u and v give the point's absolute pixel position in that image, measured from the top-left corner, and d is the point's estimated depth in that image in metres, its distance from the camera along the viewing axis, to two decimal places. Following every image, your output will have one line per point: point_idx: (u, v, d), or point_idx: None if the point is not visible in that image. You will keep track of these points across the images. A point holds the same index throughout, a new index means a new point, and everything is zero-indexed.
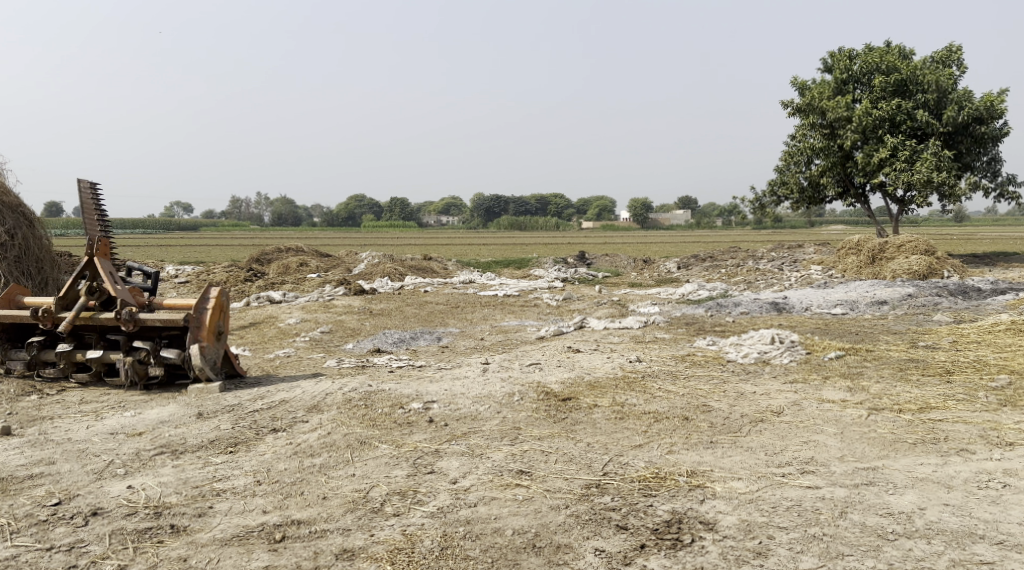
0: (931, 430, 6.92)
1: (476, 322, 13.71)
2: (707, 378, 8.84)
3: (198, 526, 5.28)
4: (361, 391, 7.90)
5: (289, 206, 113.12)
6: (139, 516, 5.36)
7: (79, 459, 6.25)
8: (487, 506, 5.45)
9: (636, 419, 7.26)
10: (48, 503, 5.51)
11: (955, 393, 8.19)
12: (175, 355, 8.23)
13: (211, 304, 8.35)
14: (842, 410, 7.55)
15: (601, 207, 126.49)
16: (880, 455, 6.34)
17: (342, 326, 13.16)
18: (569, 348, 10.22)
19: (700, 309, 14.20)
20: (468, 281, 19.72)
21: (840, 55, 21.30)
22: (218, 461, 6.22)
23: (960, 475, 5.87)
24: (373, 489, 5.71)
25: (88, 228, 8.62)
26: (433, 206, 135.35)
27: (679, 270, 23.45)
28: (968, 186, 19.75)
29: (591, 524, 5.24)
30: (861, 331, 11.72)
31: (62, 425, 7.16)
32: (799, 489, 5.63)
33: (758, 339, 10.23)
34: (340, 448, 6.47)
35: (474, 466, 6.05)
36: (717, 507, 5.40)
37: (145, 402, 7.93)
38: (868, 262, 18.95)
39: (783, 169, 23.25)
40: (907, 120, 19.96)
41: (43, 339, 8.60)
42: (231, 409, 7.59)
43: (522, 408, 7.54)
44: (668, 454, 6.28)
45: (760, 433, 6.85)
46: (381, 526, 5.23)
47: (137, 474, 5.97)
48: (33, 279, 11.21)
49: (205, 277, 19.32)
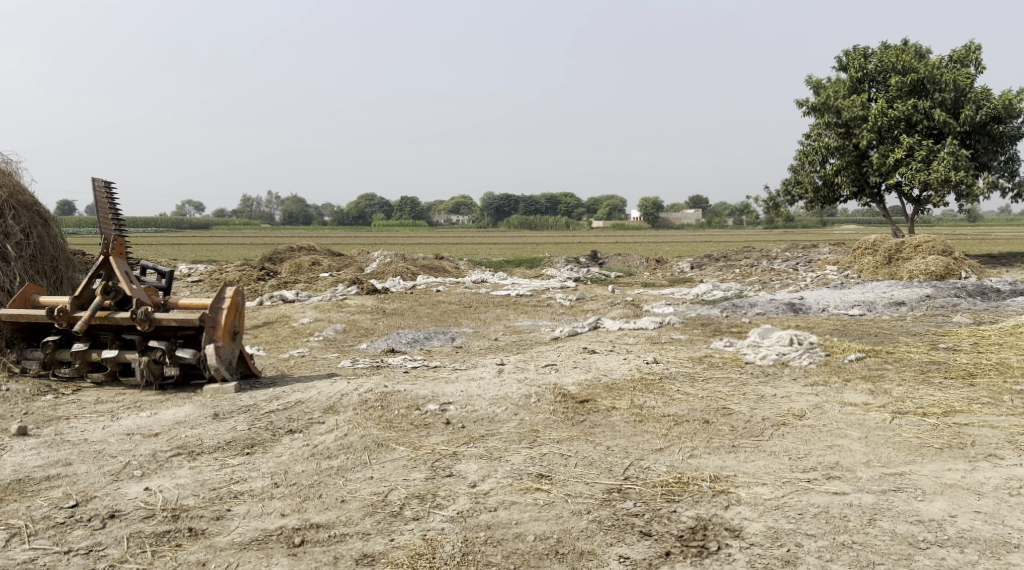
0: (957, 435, 6.81)
1: (490, 323, 13.62)
2: (726, 381, 8.73)
3: (216, 529, 5.21)
4: (377, 392, 7.83)
5: (300, 205, 113.11)
6: (156, 519, 5.30)
7: (95, 460, 6.20)
8: (508, 511, 5.37)
9: (655, 421, 7.17)
10: (65, 505, 5.46)
11: (978, 396, 8.07)
12: (190, 356, 8.19)
13: (226, 304, 8.29)
14: (864, 414, 7.43)
15: (612, 207, 126.26)
16: (906, 460, 6.23)
17: (355, 326, 13.11)
18: (585, 349, 10.13)
19: (715, 310, 14.08)
20: (481, 281, 19.65)
21: (855, 54, 21.14)
22: (235, 463, 6.15)
23: (990, 481, 5.75)
24: (391, 493, 5.64)
25: (102, 228, 8.58)
26: (442, 205, 134.94)
27: (692, 271, 23.29)
28: (985, 186, 19.55)
29: (614, 530, 5.15)
30: (880, 333, 11.59)
31: (78, 426, 7.12)
32: (825, 495, 5.53)
33: (776, 341, 10.11)
34: (357, 450, 6.40)
35: (493, 470, 5.96)
36: (743, 513, 5.30)
37: (160, 403, 7.88)
38: (884, 262, 18.78)
39: (797, 169, 23.09)
40: (924, 120, 19.79)
41: (58, 339, 8.57)
42: (246, 409, 7.53)
43: (539, 410, 7.45)
44: (690, 458, 6.19)
45: (783, 437, 6.75)
46: (400, 531, 5.16)
47: (154, 476, 5.91)
48: (47, 278, 11.17)
49: (217, 276, 19.31)
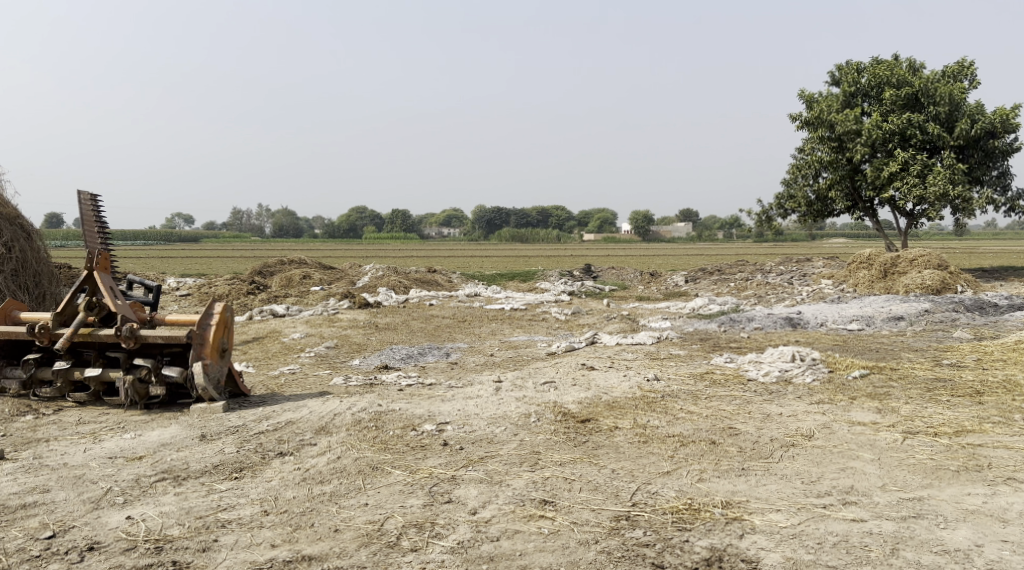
0: (973, 456, 6.58)
1: (484, 337, 13.35)
2: (729, 399, 8.46)
3: (201, 562, 4.93)
4: (371, 411, 7.54)
5: (291, 217, 112.48)
6: (138, 551, 5.01)
7: (75, 487, 5.89)
8: (511, 541, 5.10)
9: (660, 442, 6.90)
10: (41, 537, 5.16)
11: (989, 415, 7.83)
12: (177, 373, 7.88)
13: (215, 320, 7.98)
14: (875, 434, 7.18)
15: (604, 220, 126.82)
16: (924, 484, 5.99)
17: (347, 341, 12.81)
18: (584, 365, 9.85)
19: (712, 325, 13.82)
20: (474, 294, 19.38)
21: (848, 69, 21.03)
22: (223, 489, 5.86)
23: (1014, 507, 5.52)
24: (388, 521, 5.36)
25: (89, 241, 8.31)
26: (433, 218, 134.96)
27: (686, 285, 23.05)
28: (982, 200, 19.40)
29: (624, 562, 4.89)
30: (881, 348, 11.36)
31: (59, 449, 6.81)
32: (843, 523, 5.28)
33: (778, 357, 9.89)
34: (351, 474, 6.11)
35: (494, 496, 5.69)
36: (759, 543, 5.05)
37: (146, 424, 7.58)
38: (880, 277, 18.58)
39: (790, 183, 22.95)
40: (918, 134, 19.65)
41: (39, 357, 8.25)
42: (235, 430, 7.24)
43: (540, 430, 7.18)
44: (698, 483, 5.93)
45: (793, 459, 6.50)
46: (398, 564, 4.88)
47: (137, 503, 5.61)
48: (29, 293, 10.87)
49: (207, 290, 19.00)
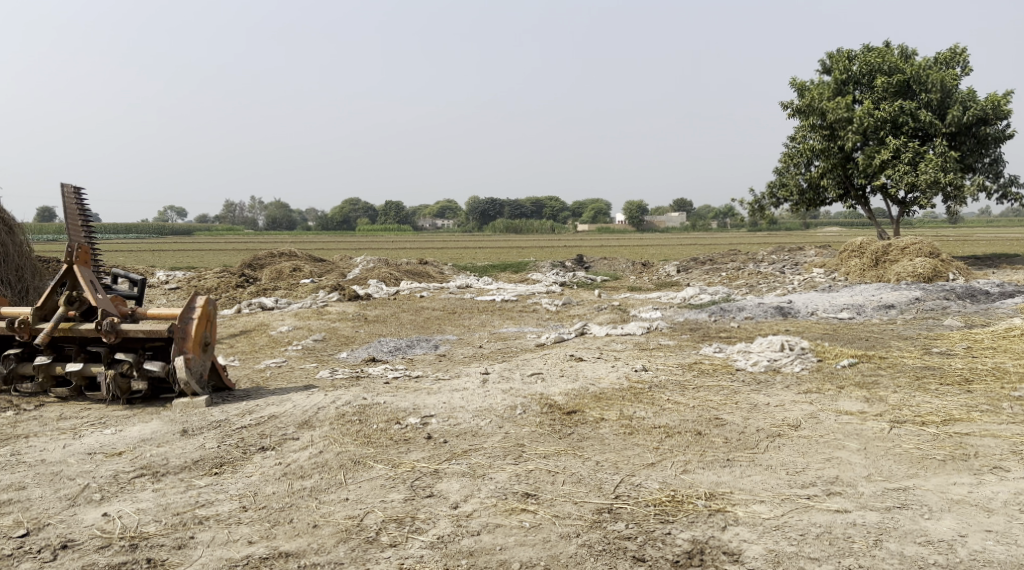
0: (959, 446, 6.54)
1: (474, 329, 13.28)
2: (717, 389, 8.41)
3: (177, 560, 4.87)
4: (355, 405, 7.47)
5: (284, 209, 112.13)
6: (112, 549, 4.95)
7: (52, 484, 5.82)
8: (492, 535, 5.05)
9: (646, 434, 6.85)
10: (14, 535, 5.09)
11: (976, 404, 7.78)
12: (159, 368, 7.77)
13: (197, 314, 7.91)
14: (861, 423, 7.14)
15: (598, 210, 126.77)
16: (909, 473, 5.95)
17: (336, 334, 12.73)
18: (572, 356, 9.79)
19: (703, 314, 13.77)
20: (466, 285, 19.30)
21: (840, 56, 20.94)
22: (202, 485, 5.80)
23: (999, 496, 5.48)
24: (367, 516, 5.30)
25: (69, 234, 8.23)
26: (427, 210, 134.80)
27: (678, 274, 23.01)
28: (973, 187, 19.36)
29: (605, 555, 4.85)
30: (870, 337, 11.32)
31: (37, 445, 6.74)
32: (827, 513, 5.24)
33: (767, 347, 9.84)
34: (332, 469, 6.05)
35: (476, 489, 5.63)
36: (741, 535, 5.01)
37: (127, 419, 7.50)
38: (871, 265, 18.56)
39: (783, 171, 22.89)
40: (910, 122, 19.59)
41: (20, 351, 8.16)
42: (217, 425, 7.16)
43: (525, 422, 7.12)
44: (682, 474, 5.88)
45: (779, 450, 6.46)
46: (376, 560, 4.83)
47: (114, 499, 5.55)
48: (11, 288, 10.78)
49: (196, 283, 18.90)
